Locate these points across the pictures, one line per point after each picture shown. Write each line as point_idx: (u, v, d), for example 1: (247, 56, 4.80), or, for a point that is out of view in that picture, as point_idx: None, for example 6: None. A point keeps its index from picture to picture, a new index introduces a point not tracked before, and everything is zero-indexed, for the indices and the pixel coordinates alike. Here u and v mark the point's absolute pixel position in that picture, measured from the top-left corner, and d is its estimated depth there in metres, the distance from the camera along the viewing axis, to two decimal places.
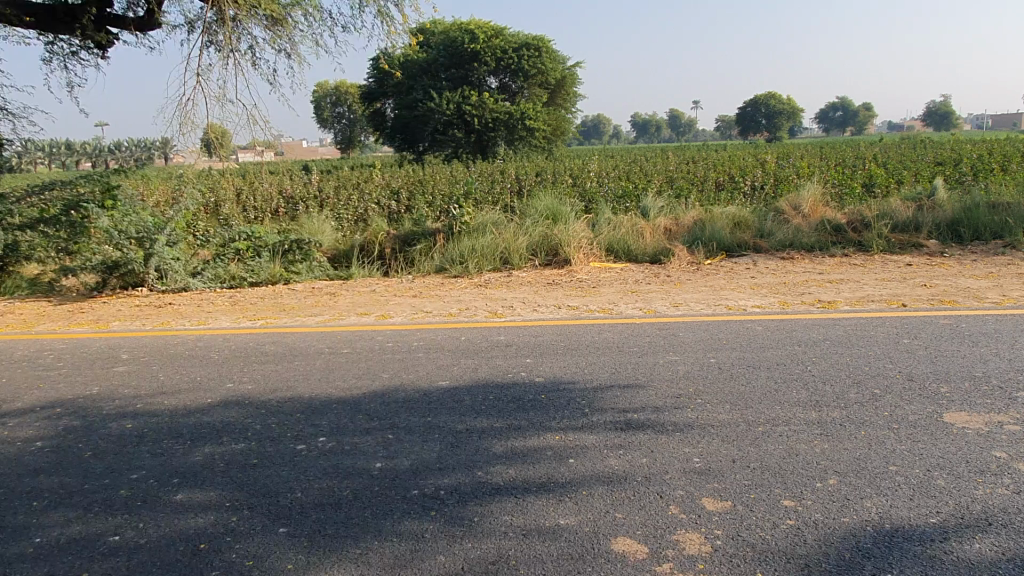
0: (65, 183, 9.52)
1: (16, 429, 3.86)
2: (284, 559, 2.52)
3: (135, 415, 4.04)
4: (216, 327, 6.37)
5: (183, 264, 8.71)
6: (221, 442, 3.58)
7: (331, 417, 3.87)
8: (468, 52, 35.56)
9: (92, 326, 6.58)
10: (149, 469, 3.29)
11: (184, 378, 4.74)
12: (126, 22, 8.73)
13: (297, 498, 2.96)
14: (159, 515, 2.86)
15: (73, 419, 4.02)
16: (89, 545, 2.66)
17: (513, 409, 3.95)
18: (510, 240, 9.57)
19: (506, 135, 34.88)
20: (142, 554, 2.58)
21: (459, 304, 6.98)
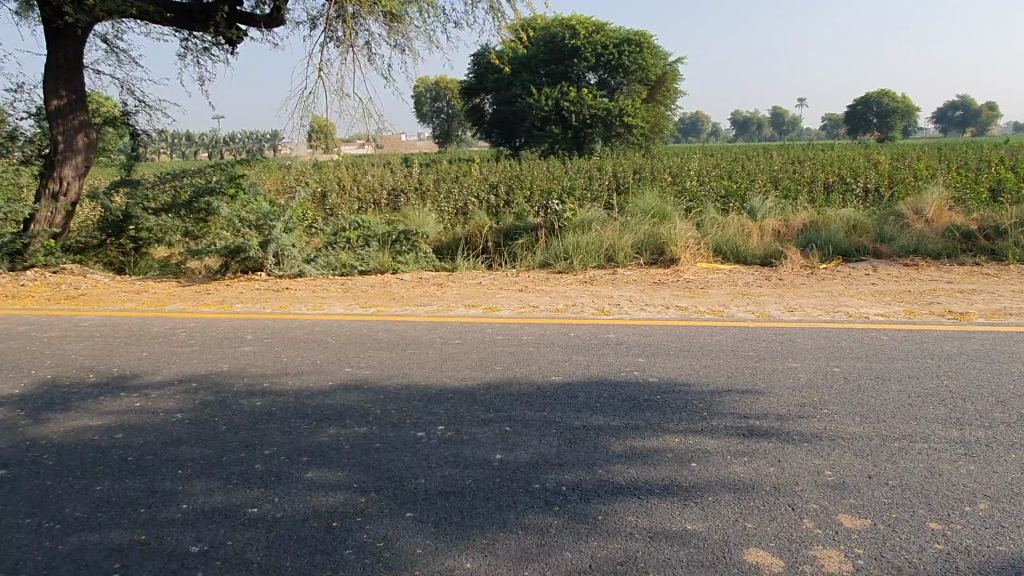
0: (194, 171, 10.10)
1: (157, 400, 4.12)
2: (413, 544, 2.57)
3: (263, 393, 4.24)
4: (331, 313, 6.60)
5: (299, 251, 9.10)
6: (345, 424, 3.70)
7: (448, 406, 3.93)
8: (569, 48, 35.46)
9: (217, 307, 6.97)
10: (280, 446, 3.44)
11: (305, 361, 4.94)
12: (255, 19, 9.17)
13: (422, 484, 3.01)
14: (292, 492, 2.98)
15: (208, 393, 4.26)
16: (231, 514, 2.80)
17: (629, 408, 3.89)
18: (615, 237, 9.47)
19: (603, 131, 34.63)
20: (280, 528, 2.69)
21: (565, 299, 6.96)
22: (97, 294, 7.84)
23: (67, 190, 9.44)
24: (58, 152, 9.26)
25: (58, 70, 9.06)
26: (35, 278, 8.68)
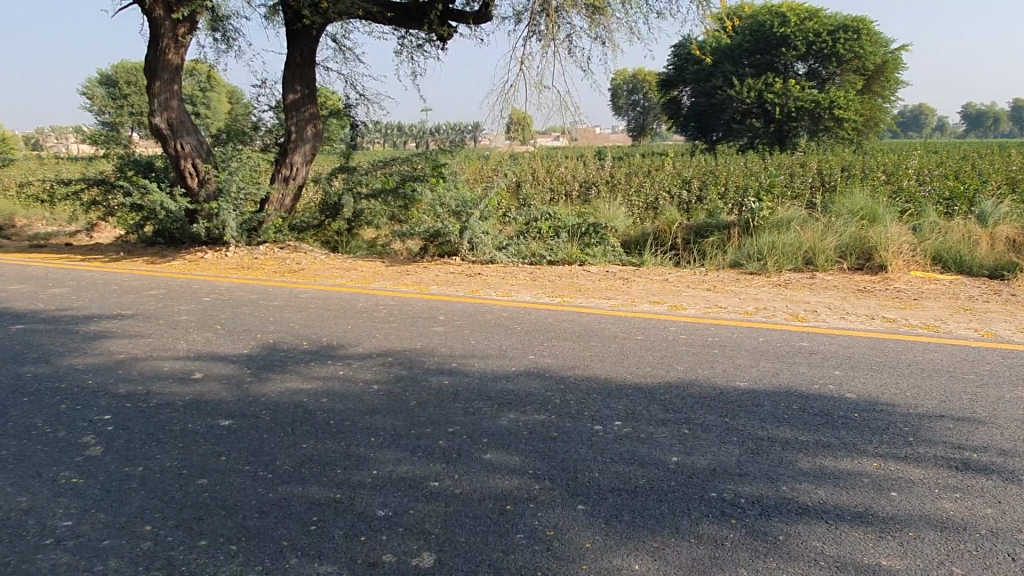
0: (402, 159, 10.83)
1: (358, 371, 4.49)
2: (582, 536, 2.58)
3: (451, 373, 4.47)
4: (518, 300, 6.78)
5: (492, 238, 9.46)
6: (525, 411, 3.79)
7: (626, 402, 3.90)
8: (776, 37, 33.49)
9: (416, 288, 7.44)
10: (463, 425, 3.61)
11: (490, 345, 5.13)
12: (465, 16, 9.62)
13: (596, 479, 3.02)
14: (471, 470, 3.11)
15: (402, 368, 4.57)
16: (416, 485, 2.98)
17: (821, 424, 3.62)
18: (816, 239, 8.84)
19: (809, 125, 32.38)
20: (458, 504, 2.82)
21: (756, 302, 6.62)
22: (314, 270, 8.63)
23: (296, 174, 10.48)
24: (291, 140, 10.37)
25: (294, 67, 10.15)
26: (266, 253, 9.80)
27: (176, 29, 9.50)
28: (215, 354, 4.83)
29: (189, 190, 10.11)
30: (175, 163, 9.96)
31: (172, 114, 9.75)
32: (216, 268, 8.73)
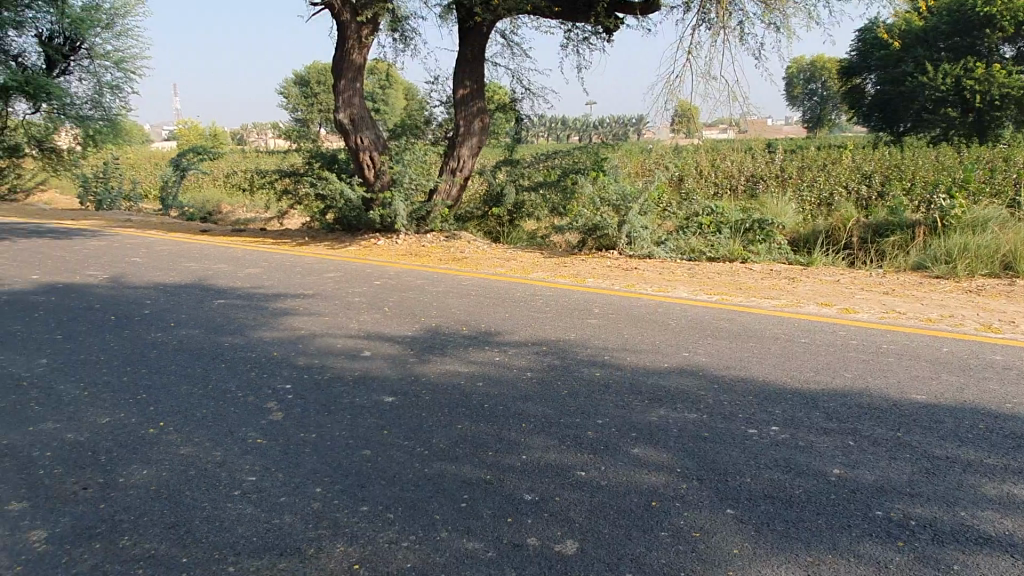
0: (564, 152, 10.91)
1: (513, 357, 4.62)
2: (729, 541, 2.51)
3: (603, 365, 4.49)
4: (675, 296, 6.66)
5: (650, 233, 9.33)
6: (676, 408, 3.73)
7: (785, 407, 3.72)
8: (982, 16, 30.02)
9: (572, 279, 7.52)
10: (613, 418, 3.61)
11: (643, 340, 5.08)
12: (632, 7, 9.52)
13: (747, 483, 2.91)
14: (618, 463, 3.11)
15: (555, 357, 4.65)
16: (562, 473, 3.03)
17: (1011, 447, 3.26)
18: (1019, 241, 7.87)
19: (1017, 114, 28.79)
20: (603, 495, 2.84)
21: (940, 309, 6.04)
22: (478, 258, 9.01)
23: (462, 166, 10.83)
24: (459, 134, 10.72)
25: (465, 63, 10.54)
26: (432, 241, 10.29)
27: (361, 31, 10.20)
28: (383, 334, 5.17)
29: (366, 181, 10.81)
30: (355, 156, 10.68)
31: (354, 110, 10.45)
32: (389, 254, 9.41)
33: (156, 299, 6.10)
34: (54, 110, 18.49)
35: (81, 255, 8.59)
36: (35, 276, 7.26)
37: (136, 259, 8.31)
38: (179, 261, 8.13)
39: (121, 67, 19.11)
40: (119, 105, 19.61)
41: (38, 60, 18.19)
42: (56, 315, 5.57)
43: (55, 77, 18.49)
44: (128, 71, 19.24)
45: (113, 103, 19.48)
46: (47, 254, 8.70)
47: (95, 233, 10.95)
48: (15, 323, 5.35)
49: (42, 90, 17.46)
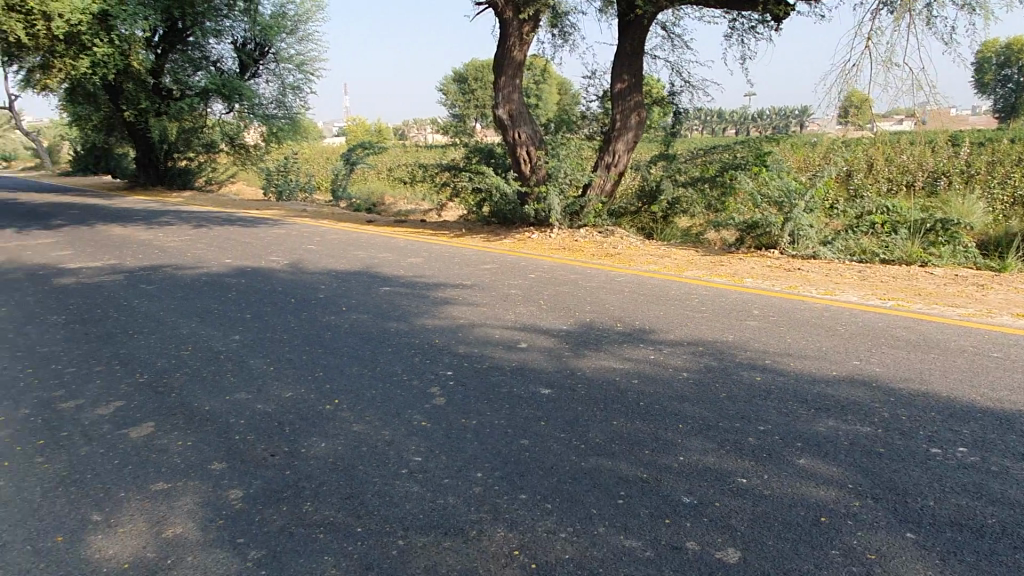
0: (724, 147, 10.51)
1: (668, 356, 4.55)
2: (909, 568, 2.33)
3: (764, 369, 4.30)
4: (843, 300, 6.24)
5: (816, 232, 8.79)
6: (846, 420, 3.50)
7: (975, 427, 3.39)
8: None
9: (729, 279, 7.24)
10: (776, 425, 3.46)
11: (809, 345, 4.81)
12: None
13: (930, 507, 2.69)
14: (783, 474, 2.98)
15: (712, 358, 4.52)
16: (722, 478, 2.95)
17: None
18: None
19: None
20: (767, 505, 2.73)
21: None
22: (633, 253, 8.93)
23: (617, 161, 10.73)
24: (615, 128, 10.68)
25: (624, 57, 10.45)
26: (585, 236, 10.29)
27: (522, 29, 10.42)
28: (538, 327, 5.25)
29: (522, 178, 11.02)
30: (512, 151, 10.92)
31: (513, 105, 10.70)
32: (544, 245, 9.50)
33: (330, 284, 6.57)
34: (245, 110, 20.38)
35: (265, 242, 9.42)
36: (228, 260, 8.04)
37: (311, 246, 8.99)
38: (349, 250, 8.69)
39: (302, 70, 20.72)
40: (299, 104, 21.32)
41: (233, 65, 20.15)
42: (246, 296, 6.14)
43: (246, 80, 20.38)
44: (307, 73, 20.83)
45: (294, 103, 21.19)
46: (237, 241, 9.62)
47: (276, 222, 11.95)
48: (213, 302, 5.97)
49: (235, 92, 19.31)
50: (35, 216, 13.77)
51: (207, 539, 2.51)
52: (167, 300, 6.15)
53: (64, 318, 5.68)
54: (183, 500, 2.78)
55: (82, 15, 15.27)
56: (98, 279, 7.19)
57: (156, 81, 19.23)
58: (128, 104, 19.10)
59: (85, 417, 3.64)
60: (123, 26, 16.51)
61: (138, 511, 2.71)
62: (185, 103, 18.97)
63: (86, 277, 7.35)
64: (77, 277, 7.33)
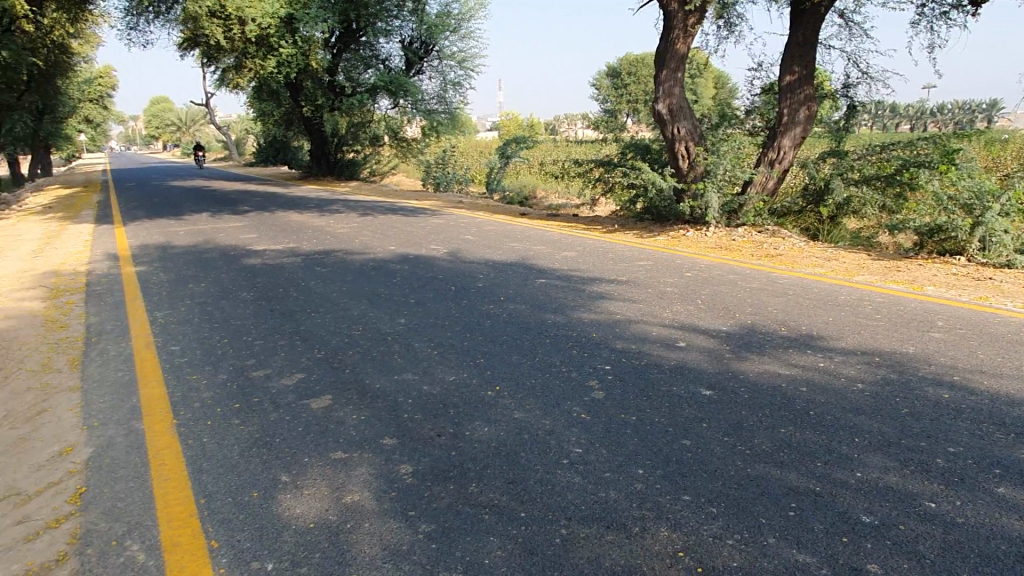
0: (905, 144, 9.62)
1: (840, 366, 4.26)
2: None
3: (953, 387, 3.92)
4: None
5: (1013, 238, 7.84)
6: None
7: None
8: None
9: (907, 286, 6.69)
10: (968, 448, 3.14)
11: (1005, 363, 4.33)
12: None
13: None
14: (979, 501, 2.70)
15: (890, 371, 4.18)
16: (906, 500, 2.72)
17: None
18: None
19: None
20: (960, 534, 2.49)
21: None
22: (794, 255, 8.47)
23: (783, 157, 10.24)
24: (782, 123, 10.15)
25: (795, 47, 9.91)
26: (744, 236, 9.87)
27: (687, 20, 10.16)
28: (696, 327, 5.10)
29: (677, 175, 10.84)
30: (670, 146, 10.71)
31: (673, 100, 10.52)
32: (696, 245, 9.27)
33: (488, 273, 6.74)
34: (409, 106, 21.40)
35: (426, 231, 9.83)
36: (392, 247, 8.48)
37: (469, 237, 9.28)
38: (505, 241, 8.88)
39: (463, 66, 21.41)
40: (459, 99, 22.08)
41: (400, 63, 21.19)
42: (410, 282, 6.44)
43: (411, 77, 21.36)
44: (468, 69, 21.50)
45: (454, 98, 21.87)
46: (400, 229, 10.12)
47: (435, 213, 12.45)
48: (380, 286, 6.31)
49: (401, 88, 20.29)
50: (226, 202, 15.22)
51: (381, 509, 2.66)
52: (340, 282, 6.58)
53: (252, 295, 6.24)
54: (359, 470, 2.97)
55: (271, 18, 17.30)
56: (280, 260, 7.83)
57: (331, 79, 20.62)
58: (307, 100, 20.68)
59: (273, 386, 3.98)
60: (305, 29, 17.96)
61: (321, 477, 2.92)
62: (357, 99, 20.17)
63: (270, 258, 8.03)
64: (262, 258, 8.01)
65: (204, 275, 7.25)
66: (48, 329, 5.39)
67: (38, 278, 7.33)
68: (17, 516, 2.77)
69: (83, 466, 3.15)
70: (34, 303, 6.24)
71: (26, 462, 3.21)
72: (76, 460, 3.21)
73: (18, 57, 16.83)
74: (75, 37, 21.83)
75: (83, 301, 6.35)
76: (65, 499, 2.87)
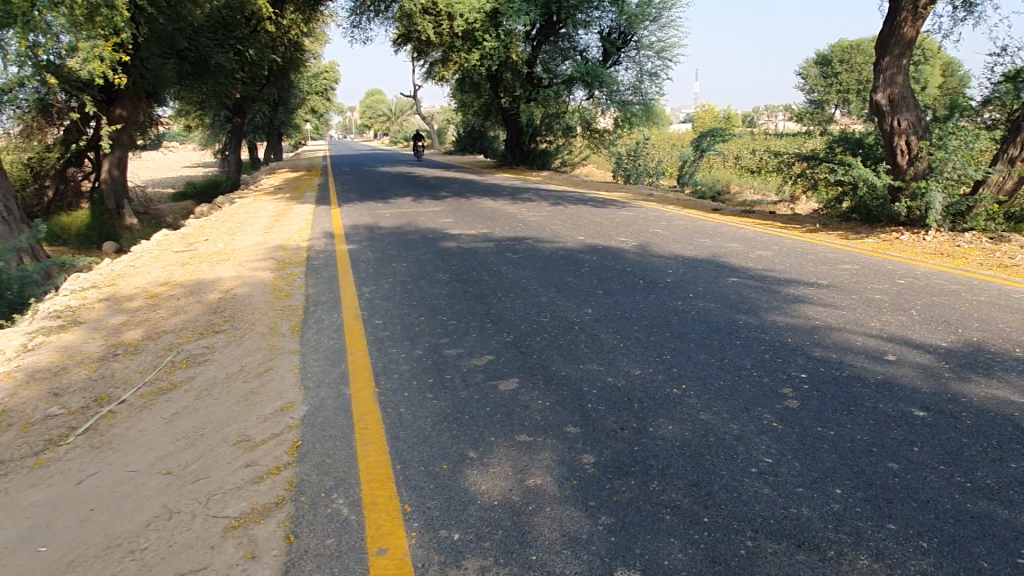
0: None
1: None
2: None
3: None
4: None
5: None
6: None
7: None
8: None
9: None
10: None
11: None
12: None
13: None
14: None
15: None
16: None
17: None
18: None
19: None
20: None
21: None
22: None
23: None
24: None
25: None
26: (971, 241, 8.78)
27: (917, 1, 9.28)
28: (910, 340, 4.63)
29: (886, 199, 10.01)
30: (888, 140, 9.81)
31: (894, 89, 9.64)
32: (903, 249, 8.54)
33: (677, 269, 6.58)
34: (603, 97, 21.38)
35: (614, 223, 9.81)
36: (581, 237, 8.55)
37: (658, 230, 9.11)
38: (696, 236, 8.62)
39: (661, 56, 20.95)
40: (655, 91, 21.52)
41: (597, 54, 21.19)
42: (598, 273, 6.45)
43: (608, 68, 21.29)
44: (666, 59, 21.03)
45: (650, 89, 21.42)
46: (589, 220, 10.16)
47: (625, 205, 12.35)
48: (568, 276, 6.39)
49: (597, 79, 20.29)
50: (427, 189, 16.16)
51: (562, 495, 2.70)
52: (529, 269, 6.75)
53: (448, 277, 6.58)
54: (542, 454, 3.03)
55: (477, 13, 18.40)
56: (474, 245, 8.18)
57: (529, 71, 21.13)
58: (506, 92, 21.42)
59: (464, 364, 4.18)
60: (509, 22, 18.61)
61: (505, 457, 3.02)
62: (553, 90, 20.42)
63: (465, 242, 8.41)
64: (457, 242, 8.42)
65: (405, 255, 7.75)
66: (275, 297, 6.05)
67: (268, 251, 8.25)
68: (247, 459, 3.15)
69: (300, 422, 3.52)
70: (264, 273, 7.04)
71: (255, 414, 3.64)
72: (293, 416, 3.59)
73: (262, 54, 18.99)
74: (308, 35, 24.20)
75: (303, 273, 7.05)
76: (284, 449, 3.22)
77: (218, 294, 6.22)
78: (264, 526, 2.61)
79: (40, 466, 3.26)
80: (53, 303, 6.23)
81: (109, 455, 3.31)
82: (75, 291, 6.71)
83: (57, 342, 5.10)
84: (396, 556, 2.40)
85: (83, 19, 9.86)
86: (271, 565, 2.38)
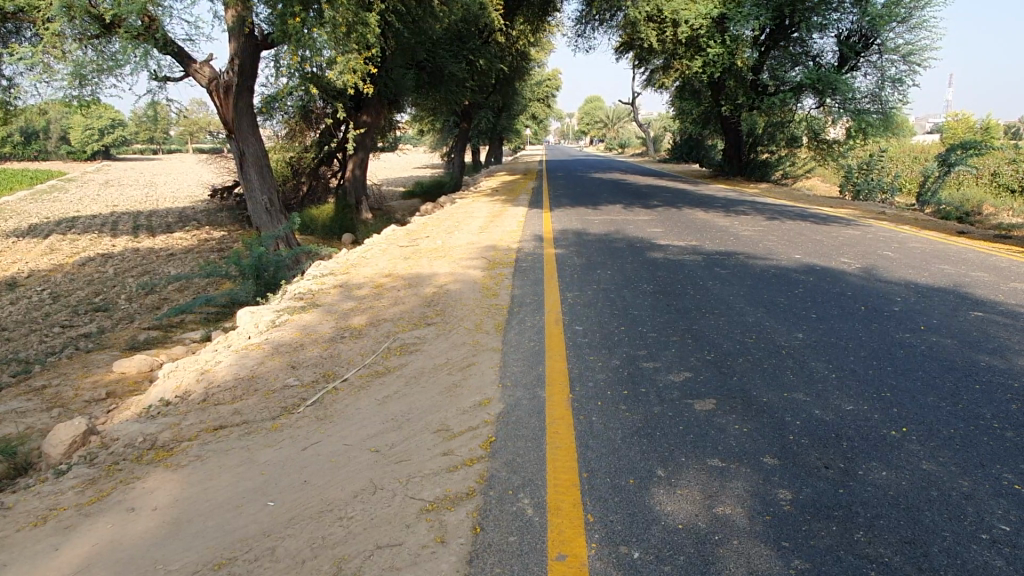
0: None
1: None
2: None
3: None
4: None
5: None
6: None
7: None
8: None
9: None
10: None
11: None
12: None
13: None
14: None
15: None
16: None
17: None
18: None
19: None
20: None
21: None
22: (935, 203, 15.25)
23: None
24: None
25: None
26: None
27: None
28: None
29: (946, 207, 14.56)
30: None
31: None
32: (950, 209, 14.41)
33: (909, 297, 5.90)
34: (836, 105, 19.71)
35: (839, 242, 9.07)
36: (798, 255, 8.01)
37: (891, 253, 8.25)
38: (934, 261, 7.67)
39: (908, 60, 18.95)
40: (899, 98, 19.44)
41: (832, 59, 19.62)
42: (813, 296, 6.00)
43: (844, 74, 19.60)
44: (914, 63, 18.96)
45: (892, 96, 19.37)
46: (810, 237, 9.48)
47: (853, 223, 11.34)
48: (779, 296, 6.02)
49: (830, 87, 18.65)
50: (638, 196, 16.14)
51: (753, 529, 2.56)
52: (738, 286, 6.45)
53: (652, 288, 6.48)
54: (735, 483, 2.89)
55: (702, 19, 18.49)
56: (683, 257, 7.96)
57: (755, 78, 20.28)
58: (728, 100, 20.81)
59: (661, 379, 4.11)
60: (736, 28, 18.18)
61: (696, 480, 2.92)
62: (777, 97, 19.24)
63: (672, 254, 8.20)
64: (665, 253, 8.27)
65: (611, 263, 7.76)
66: (484, 296, 6.36)
67: (481, 251, 8.70)
68: (446, 448, 3.35)
69: (495, 418, 3.67)
70: (476, 272, 7.42)
71: (457, 405, 3.86)
72: (490, 412, 3.75)
73: (491, 64, 19.96)
74: (534, 45, 25.09)
75: (511, 274, 7.32)
76: (479, 443, 3.37)
77: (433, 288, 6.68)
78: (455, 514, 2.76)
79: (276, 429, 3.72)
80: (298, 286, 7.06)
81: (331, 428, 3.68)
82: (316, 277, 7.55)
83: (298, 321, 5.78)
84: (575, 564, 2.42)
85: (343, 35, 11.02)
86: (457, 552, 2.51)
